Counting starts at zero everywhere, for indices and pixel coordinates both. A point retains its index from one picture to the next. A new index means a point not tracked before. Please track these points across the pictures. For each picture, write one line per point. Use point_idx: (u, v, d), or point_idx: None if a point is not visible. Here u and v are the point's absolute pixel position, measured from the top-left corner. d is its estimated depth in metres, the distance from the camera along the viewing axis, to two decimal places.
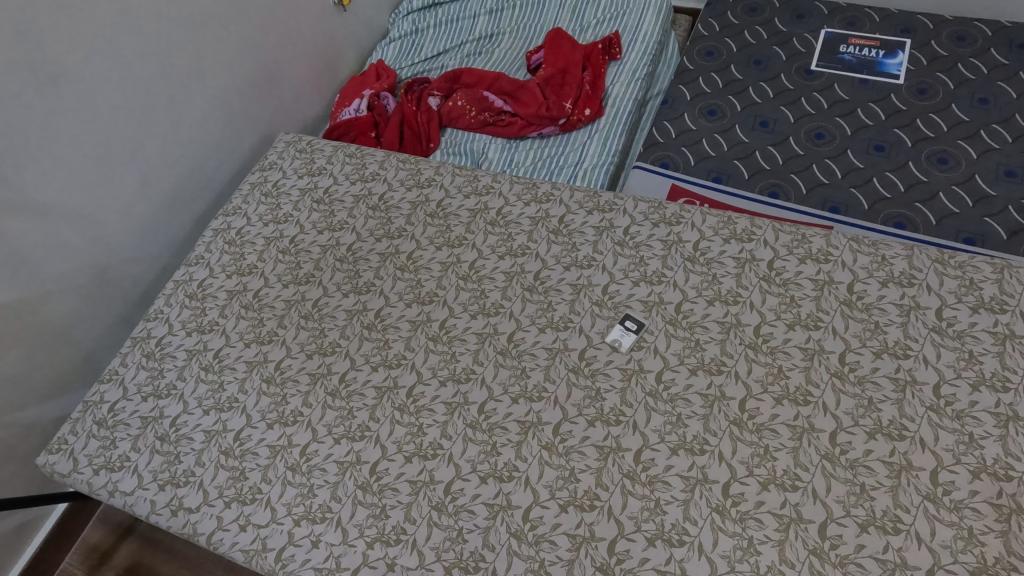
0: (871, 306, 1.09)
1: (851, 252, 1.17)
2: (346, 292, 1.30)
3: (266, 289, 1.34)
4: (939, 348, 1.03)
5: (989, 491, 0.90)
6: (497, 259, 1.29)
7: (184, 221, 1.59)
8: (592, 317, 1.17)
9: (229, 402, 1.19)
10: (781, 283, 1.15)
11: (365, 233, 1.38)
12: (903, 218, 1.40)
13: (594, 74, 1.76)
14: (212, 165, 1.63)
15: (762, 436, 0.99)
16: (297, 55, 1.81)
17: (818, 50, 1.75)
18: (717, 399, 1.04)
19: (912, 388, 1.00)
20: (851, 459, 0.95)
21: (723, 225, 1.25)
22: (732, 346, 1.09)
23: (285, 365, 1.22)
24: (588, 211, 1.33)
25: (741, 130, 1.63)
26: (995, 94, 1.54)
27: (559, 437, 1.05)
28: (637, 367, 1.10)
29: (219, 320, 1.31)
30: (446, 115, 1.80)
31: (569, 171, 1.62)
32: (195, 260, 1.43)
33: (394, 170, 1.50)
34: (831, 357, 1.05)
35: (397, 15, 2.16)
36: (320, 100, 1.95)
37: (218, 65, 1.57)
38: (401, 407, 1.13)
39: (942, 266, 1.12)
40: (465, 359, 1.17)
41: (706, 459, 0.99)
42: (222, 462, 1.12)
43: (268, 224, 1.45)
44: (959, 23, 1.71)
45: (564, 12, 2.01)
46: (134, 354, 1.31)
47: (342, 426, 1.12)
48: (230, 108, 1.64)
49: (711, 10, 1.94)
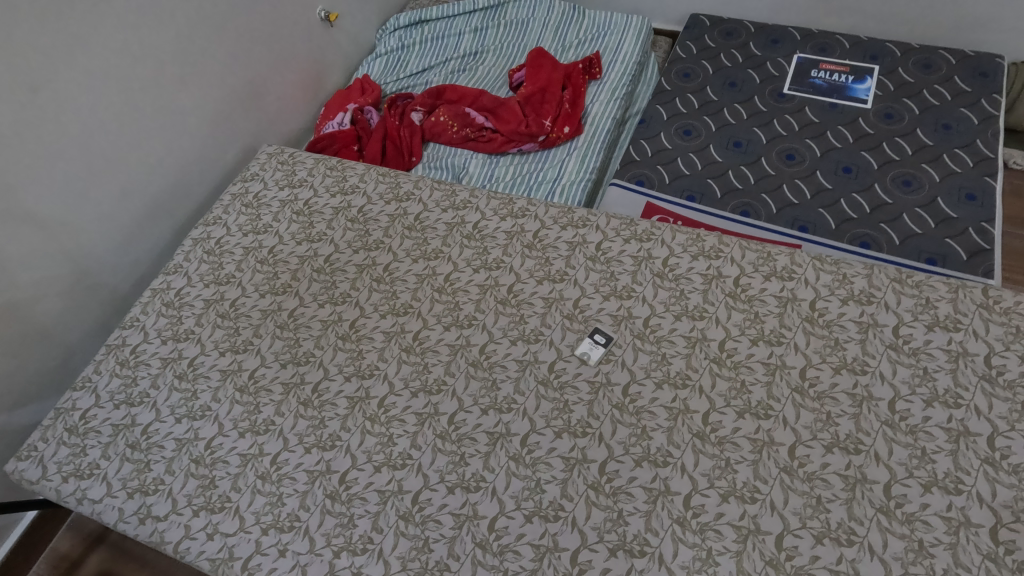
0: (831, 323, 1.13)
1: (814, 271, 1.20)
2: (322, 303, 1.31)
3: (242, 298, 1.35)
4: (895, 364, 1.06)
5: (939, 504, 0.93)
6: (471, 272, 1.32)
7: (165, 230, 1.60)
8: (562, 330, 1.20)
9: (201, 411, 1.20)
10: (746, 299, 1.18)
11: (343, 245, 1.40)
12: (868, 238, 1.44)
13: (574, 93, 1.81)
14: (194, 174, 1.64)
15: (723, 449, 1.02)
16: (281, 69, 1.84)
17: (790, 75, 1.81)
18: (681, 412, 1.07)
19: (869, 403, 1.03)
20: (809, 472, 0.98)
21: (692, 242, 1.28)
22: (698, 361, 1.12)
23: (259, 374, 1.23)
24: (562, 227, 1.36)
25: (714, 150, 1.68)
26: (958, 120, 1.60)
27: (526, 448, 1.07)
28: (605, 379, 1.12)
29: (195, 329, 1.31)
30: (428, 130, 1.83)
31: (547, 188, 1.65)
32: (173, 269, 1.44)
33: (374, 183, 1.52)
34: (792, 372, 1.08)
35: (384, 31, 2.20)
36: (306, 112, 1.98)
37: (203, 76, 1.59)
38: (372, 417, 1.14)
39: (900, 285, 1.16)
40: (437, 370, 1.18)
41: (668, 471, 1.01)
42: (191, 471, 1.13)
43: (248, 234, 1.47)
44: (924, 51, 1.77)
45: (547, 31, 2.06)
46: (108, 361, 1.30)
47: (313, 435, 1.14)
48: (213, 119, 1.66)
49: (689, 33, 2.00)
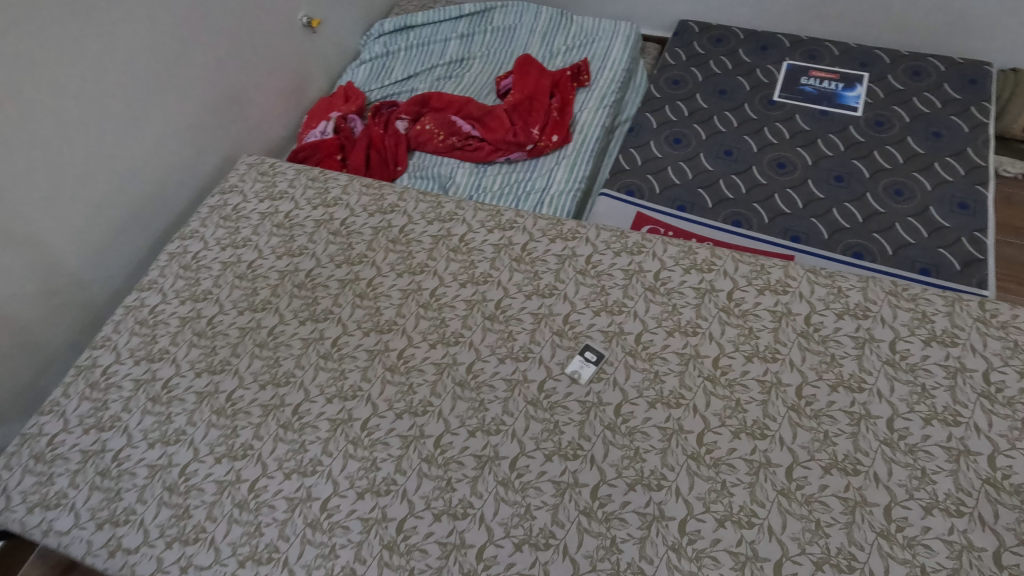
0: (827, 339, 1.10)
1: (808, 284, 1.17)
2: (303, 320, 1.27)
3: (220, 315, 1.30)
4: (893, 381, 1.04)
5: (941, 527, 0.90)
6: (458, 286, 1.28)
7: (140, 243, 1.55)
8: (552, 347, 1.16)
9: (175, 435, 1.14)
10: (740, 314, 1.15)
11: (325, 259, 1.36)
12: (861, 248, 1.42)
13: (563, 101, 1.78)
14: (170, 185, 1.59)
15: (718, 471, 0.99)
16: (261, 76, 1.79)
17: (780, 82, 1.79)
18: (675, 432, 1.03)
19: (866, 422, 1.01)
20: (807, 494, 0.95)
21: (684, 255, 1.25)
22: (691, 379, 1.08)
23: (236, 397, 1.18)
24: (551, 239, 1.32)
25: (705, 159, 1.65)
26: (948, 128, 1.59)
27: (515, 472, 1.03)
28: (596, 400, 1.09)
29: (170, 348, 1.26)
30: (414, 139, 1.79)
31: (536, 198, 1.61)
32: (147, 285, 1.38)
33: (357, 195, 1.48)
34: (788, 390, 1.05)
35: (368, 38, 2.16)
36: (288, 121, 1.93)
37: (179, 83, 1.54)
38: (355, 441, 1.10)
39: (896, 299, 1.13)
40: (423, 391, 1.14)
41: (663, 495, 0.97)
42: (165, 499, 1.07)
43: (226, 248, 1.41)
44: (914, 58, 1.76)
45: (534, 37, 2.03)
46: (78, 384, 1.24)
47: (293, 460, 1.09)
48: (191, 128, 1.60)
49: (678, 39, 1.98)
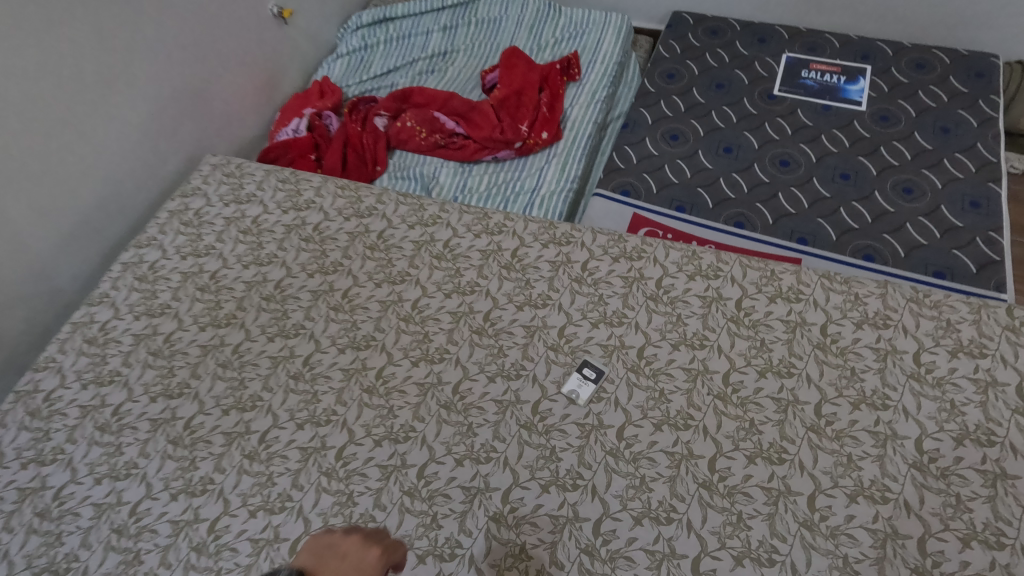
0: (845, 351, 1.01)
1: (823, 291, 1.08)
2: (271, 336, 1.15)
3: (179, 332, 1.17)
4: (919, 398, 0.95)
5: (981, 562, 0.81)
6: (442, 297, 1.17)
7: (93, 253, 1.41)
8: (546, 364, 1.06)
9: (126, 469, 1.02)
10: (750, 324, 1.06)
11: (296, 268, 1.24)
12: (871, 250, 1.34)
13: (552, 95, 1.68)
14: (126, 190, 1.46)
15: (733, 502, 0.89)
16: (228, 71, 1.66)
17: (780, 75, 1.71)
18: (684, 458, 0.93)
19: (893, 443, 0.91)
20: (832, 527, 0.86)
21: (687, 260, 1.16)
22: (700, 398, 0.99)
23: (195, 424, 1.05)
24: (543, 244, 1.22)
25: (704, 156, 1.56)
26: (956, 123, 1.52)
27: (509, 506, 0.92)
28: (596, 422, 0.98)
29: (122, 370, 1.13)
30: (394, 136, 1.67)
31: (525, 199, 1.51)
32: (98, 299, 1.24)
33: (331, 197, 1.36)
34: (806, 409, 0.96)
35: (345, 30, 2.04)
36: (259, 119, 1.80)
37: (135, 78, 1.41)
38: (329, 472, 0.98)
39: (918, 306, 1.05)
40: (404, 415, 1.03)
41: (673, 530, 0.88)
42: (112, 544, 0.95)
43: (187, 257, 1.29)
44: (917, 50, 1.69)
45: (521, 29, 1.93)
46: (16, 412, 1.10)
47: (259, 496, 0.97)
48: (150, 127, 1.47)
49: (672, 31, 1.88)
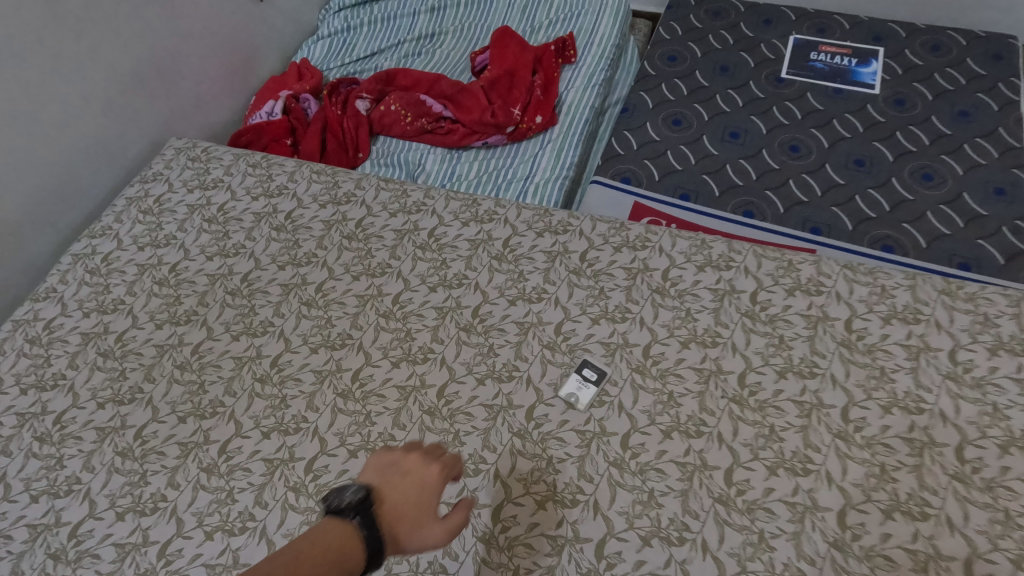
0: (874, 348, 0.91)
1: (846, 282, 0.98)
2: (236, 334, 1.04)
3: (133, 330, 1.06)
4: (958, 400, 0.85)
5: None
6: (427, 291, 1.06)
7: (40, 244, 1.28)
8: (542, 364, 0.95)
9: (66, 485, 0.90)
10: (767, 320, 0.96)
11: (265, 260, 1.13)
12: (890, 240, 1.24)
13: (546, 78, 1.57)
14: (80, 175, 1.33)
15: (754, 519, 0.78)
16: (198, 50, 1.54)
17: (787, 58, 1.61)
18: (697, 470, 0.83)
19: (931, 452, 0.81)
20: (866, 547, 0.75)
21: (696, 249, 1.06)
22: (713, 401, 0.88)
23: (148, 433, 0.94)
24: (538, 233, 1.11)
25: (709, 142, 1.46)
26: (976, 107, 1.42)
27: (500, 526, 0.82)
28: (598, 429, 0.88)
29: (67, 373, 1.01)
30: (377, 121, 1.56)
31: (518, 187, 1.41)
32: (44, 294, 1.12)
33: (306, 183, 1.25)
34: (832, 413, 0.86)
35: (328, 12, 1.93)
36: (233, 103, 1.68)
37: (91, 53, 1.29)
38: (296, 487, 0.87)
39: (951, 299, 0.95)
40: (383, 422, 0.92)
41: (686, 552, 0.77)
42: (46, 572, 0.82)
43: (145, 247, 1.17)
44: (931, 31, 1.60)
45: (513, 11, 1.82)
46: None
47: (216, 515, 0.85)
48: (108, 107, 1.35)
49: (673, 13, 1.78)
